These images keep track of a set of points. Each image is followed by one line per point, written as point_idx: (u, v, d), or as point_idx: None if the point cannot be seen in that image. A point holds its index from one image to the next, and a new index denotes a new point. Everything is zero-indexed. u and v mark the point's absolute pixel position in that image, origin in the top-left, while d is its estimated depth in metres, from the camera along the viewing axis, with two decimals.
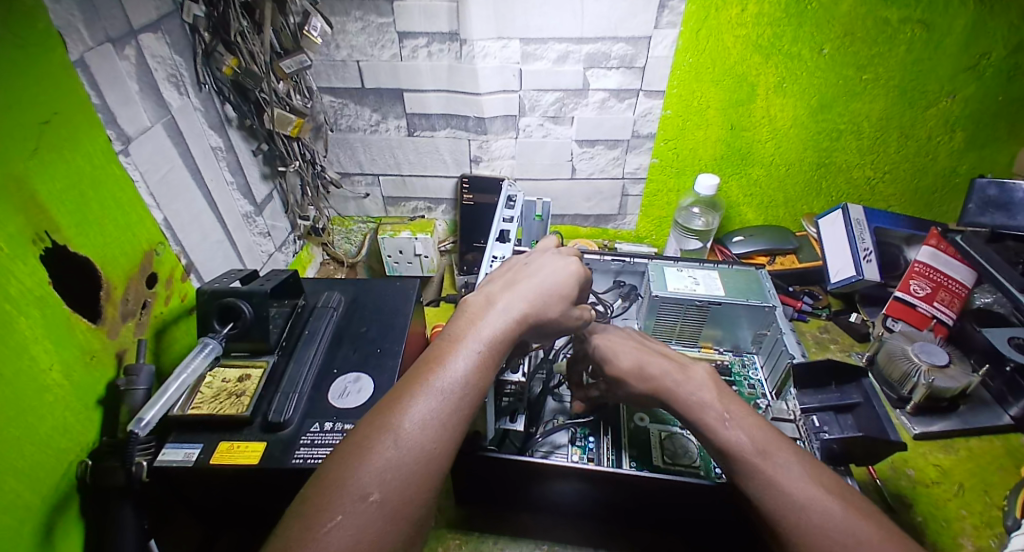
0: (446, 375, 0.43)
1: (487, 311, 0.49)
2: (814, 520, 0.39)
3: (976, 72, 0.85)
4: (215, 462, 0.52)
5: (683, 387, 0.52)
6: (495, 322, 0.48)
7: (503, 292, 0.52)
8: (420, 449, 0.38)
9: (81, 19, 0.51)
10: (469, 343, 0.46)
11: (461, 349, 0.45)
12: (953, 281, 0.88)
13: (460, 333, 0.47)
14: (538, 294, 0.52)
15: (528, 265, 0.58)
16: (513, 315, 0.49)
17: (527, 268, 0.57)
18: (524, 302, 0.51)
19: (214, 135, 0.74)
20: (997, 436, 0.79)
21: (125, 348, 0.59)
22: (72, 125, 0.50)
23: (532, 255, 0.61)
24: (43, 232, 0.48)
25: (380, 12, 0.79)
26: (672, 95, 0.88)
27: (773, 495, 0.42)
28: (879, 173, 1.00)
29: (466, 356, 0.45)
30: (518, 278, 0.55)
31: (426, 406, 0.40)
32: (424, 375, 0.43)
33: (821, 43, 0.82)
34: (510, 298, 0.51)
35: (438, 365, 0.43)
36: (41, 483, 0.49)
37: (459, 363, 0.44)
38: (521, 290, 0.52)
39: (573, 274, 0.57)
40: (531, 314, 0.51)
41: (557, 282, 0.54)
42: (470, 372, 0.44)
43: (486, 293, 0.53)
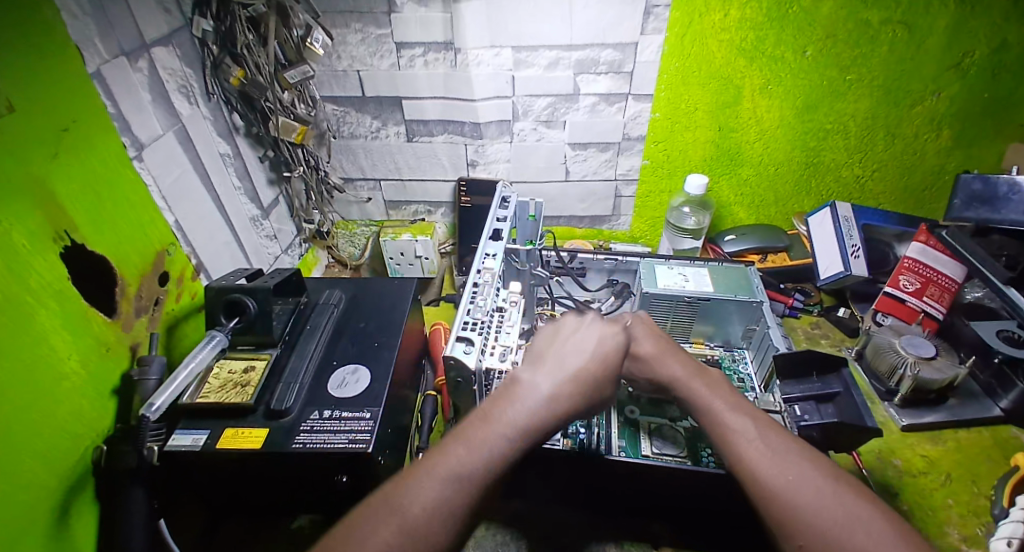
0: (489, 443, 0.39)
1: (536, 383, 0.45)
2: (805, 491, 0.44)
3: (960, 71, 0.88)
4: (221, 446, 0.56)
5: (690, 378, 0.59)
6: (544, 396, 0.43)
7: (559, 366, 0.46)
8: (457, 514, 0.36)
9: (97, 35, 0.56)
10: (499, 426, 0.41)
11: (490, 434, 0.40)
12: (942, 277, 0.91)
13: (506, 402, 0.43)
14: (596, 374, 0.47)
15: (576, 326, 0.51)
16: (562, 394, 0.44)
17: (577, 335, 0.49)
18: (573, 381, 0.45)
19: (222, 143, 0.79)
20: (984, 428, 0.80)
21: (138, 342, 0.63)
22: (87, 132, 0.55)
23: (583, 324, 0.51)
24: (63, 231, 0.52)
25: (378, 24, 0.83)
26: (660, 98, 0.91)
27: (767, 471, 0.47)
28: (868, 171, 1.02)
29: (512, 425, 0.41)
30: (573, 346, 0.48)
31: (466, 474, 0.37)
32: (466, 441, 0.39)
33: (803, 46, 0.85)
34: (562, 375, 0.45)
35: (483, 433, 0.40)
36: (58, 465, 0.52)
37: (505, 433, 0.40)
38: (576, 360, 0.47)
39: (620, 343, 0.49)
40: (578, 394, 0.45)
41: (605, 352, 0.48)
42: (491, 462, 0.39)
43: (538, 359, 0.48)
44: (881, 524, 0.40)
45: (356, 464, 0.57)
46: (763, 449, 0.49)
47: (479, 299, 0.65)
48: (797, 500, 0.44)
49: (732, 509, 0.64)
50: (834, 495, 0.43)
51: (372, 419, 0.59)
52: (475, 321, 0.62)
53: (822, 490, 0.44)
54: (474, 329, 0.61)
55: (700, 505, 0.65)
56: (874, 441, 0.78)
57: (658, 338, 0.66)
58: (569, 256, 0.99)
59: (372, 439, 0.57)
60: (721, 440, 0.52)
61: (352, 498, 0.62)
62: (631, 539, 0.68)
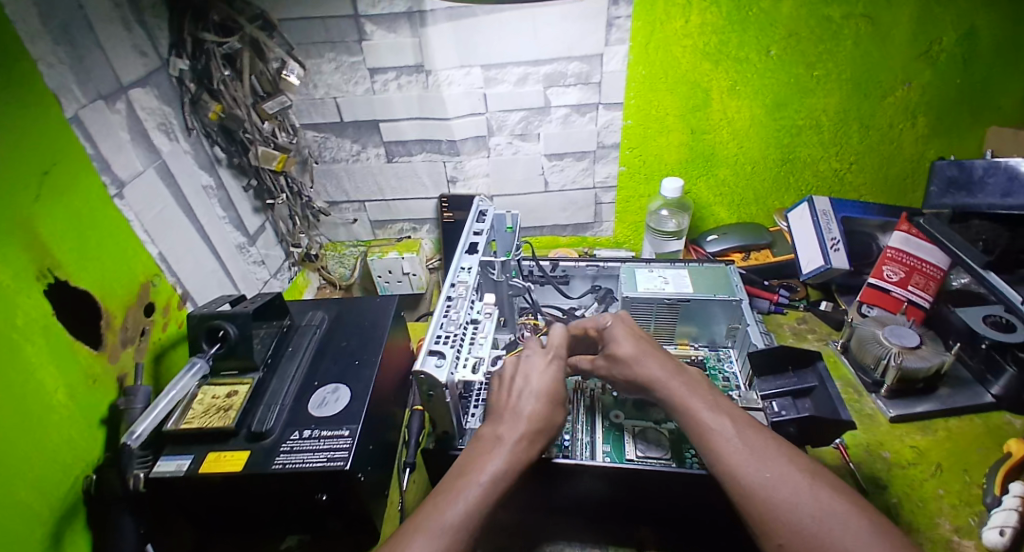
0: (456, 508, 0.47)
1: (491, 450, 0.53)
2: (785, 491, 0.46)
3: (929, 59, 0.88)
4: (204, 470, 0.58)
5: (667, 378, 0.60)
6: (498, 461, 0.51)
7: (507, 430, 0.55)
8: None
9: (74, 81, 0.59)
10: (470, 482, 0.49)
11: (462, 490, 0.49)
12: (926, 264, 0.90)
13: (468, 471, 0.51)
14: (539, 431, 0.55)
15: (516, 374, 0.61)
16: (512, 457, 0.52)
17: (519, 388, 0.59)
18: (522, 441, 0.54)
19: (205, 175, 0.82)
20: (977, 415, 0.79)
21: (125, 372, 0.65)
22: (67, 174, 0.57)
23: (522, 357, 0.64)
24: (46, 269, 0.54)
25: (350, 52, 0.86)
26: (631, 106, 0.93)
27: (748, 471, 0.48)
28: (846, 164, 1.02)
29: (473, 489, 0.49)
30: (518, 407, 0.57)
31: (440, 538, 0.45)
32: (438, 508, 0.47)
33: (767, 46, 0.86)
34: (510, 438, 0.54)
35: (451, 500, 0.48)
36: (48, 495, 0.54)
37: (467, 496, 0.48)
38: (522, 421, 0.55)
39: (551, 380, 0.60)
40: (526, 456, 0.53)
41: (540, 401, 0.57)
42: (466, 514, 0.47)
43: (493, 427, 0.56)
44: (856, 518, 0.43)
45: (334, 481, 0.58)
46: (743, 449, 0.50)
47: (453, 312, 0.67)
48: (776, 495, 0.46)
49: (714, 509, 0.63)
50: (811, 490, 0.45)
51: (350, 436, 0.61)
52: (447, 335, 0.63)
53: (801, 487, 0.46)
54: (446, 342, 0.62)
55: (682, 506, 0.65)
56: (862, 434, 0.77)
57: (639, 339, 0.66)
58: (551, 266, 0.99)
59: (350, 456, 0.58)
60: (699, 440, 0.54)
61: (337, 515, 0.63)
62: (616, 544, 0.68)
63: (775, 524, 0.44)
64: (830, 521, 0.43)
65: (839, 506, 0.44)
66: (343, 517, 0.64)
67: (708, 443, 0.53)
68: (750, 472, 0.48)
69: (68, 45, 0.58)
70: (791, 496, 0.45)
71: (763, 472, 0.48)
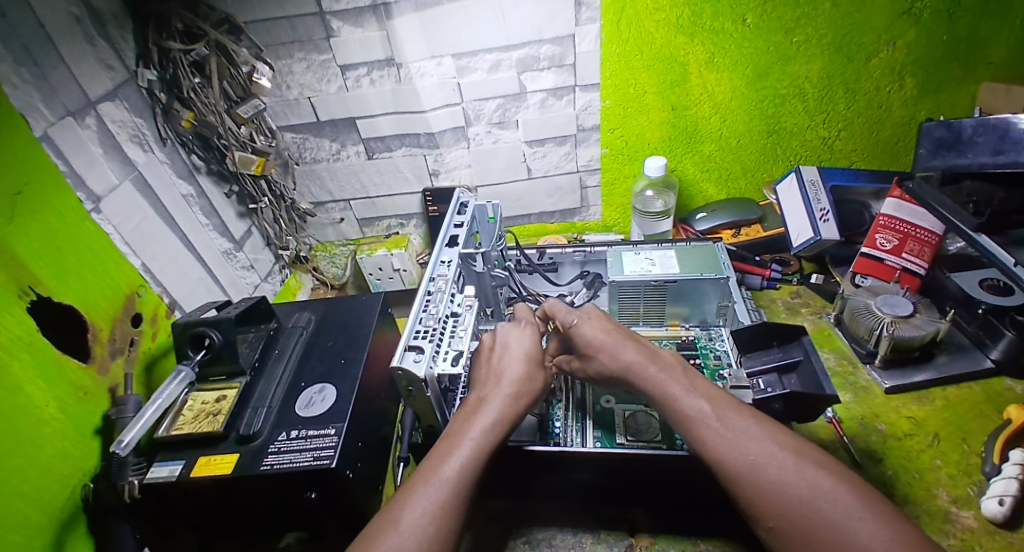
0: (452, 460, 0.49)
1: (480, 409, 0.55)
2: (771, 471, 0.43)
3: (913, 16, 0.85)
4: (195, 474, 0.59)
5: (641, 366, 0.57)
6: (487, 417, 0.54)
7: (493, 392, 0.57)
8: (437, 518, 0.45)
9: (40, 100, 0.60)
10: (443, 473, 0.48)
11: (435, 479, 0.48)
12: (920, 230, 0.87)
13: (460, 429, 0.53)
14: (522, 390, 0.58)
15: (496, 345, 0.64)
16: (500, 413, 0.55)
17: (501, 356, 0.62)
18: (508, 399, 0.56)
19: (184, 184, 0.83)
20: (976, 382, 0.77)
21: (116, 383, 0.66)
22: (41, 192, 0.58)
23: (502, 338, 0.65)
24: (27, 287, 0.55)
25: (319, 50, 0.86)
26: (608, 86, 0.91)
27: (730, 454, 0.45)
28: (834, 131, 0.99)
29: (466, 443, 0.51)
30: (501, 372, 0.60)
31: (438, 489, 0.47)
32: (434, 464, 0.49)
33: (743, 14, 0.84)
34: (496, 398, 0.56)
35: (447, 454, 0.50)
36: (47, 505, 0.55)
37: (461, 451, 0.50)
38: (505, 382, 0.58)
39: (533, 346, 0.64)
40: (513, 412, 0.56)
41: (523, 363, 0.61)
42: (439, 506, 0.45)
43: (479, 391, 0.59)
44: (846, 495, 0.40)
45: (322, 480, 0.59)
46: (723, 429, 0.47)
47: (432, 307, 0.67)
48: (763, 476, 0.43)
49: (704, 490, 0.63)
50: (796, 468, 0.42)
51: (337, 435, 0.61)
52: (426, 329, 0.63)
53: (784, 466, 0.43)
54: (425, 337, 0.62)
55: (671, 488, 0.65)
56: (856, 407, 0.77)
57: (609, 332, 0.63)
58: (538, 254, 1.00)
59: (336, 454, 0.59)
60: (680, 428, 0.51)
61: (331, 513, 0.64)
62: (608, 528, 0.68)
63: (764, 506, 0.42)
64: (818, 501, 0.40)
65: (827, 482, 0.41)
66: (335, 515, 0.65)
67: (687, 429, 0.50)
68: (732, 453, 0.45)
69: (31, 65, 0.59)
70: (777, 475, 0.42)
71: (746, 453, 0.45)
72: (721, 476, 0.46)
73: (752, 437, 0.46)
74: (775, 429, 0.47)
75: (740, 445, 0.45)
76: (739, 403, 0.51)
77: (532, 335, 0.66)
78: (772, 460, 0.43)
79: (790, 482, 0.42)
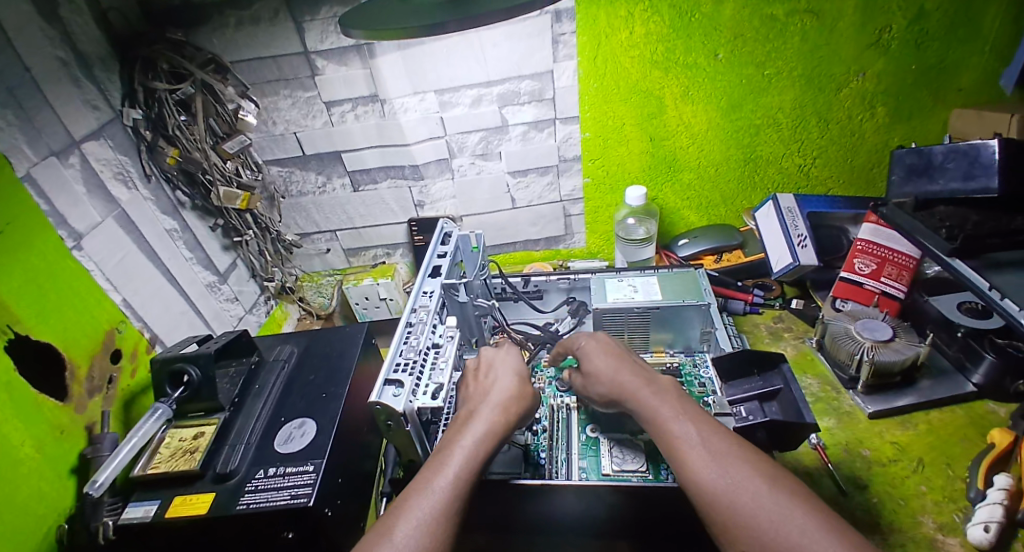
0: (446, 470, 0.48)
1: (470, 421, 0.55)
2: (745, 499, 0.41)
3: (880, 48, 0.88)
4: (170, 515, 0.57)
5: (637, 389, 0.56)
6: (477, 427, 0.53)
7: (482, 405, 0.57)
8: (432, 530, 0.43)
9: (25, 142, 0.61)
10: (427, 492, 0.46)
11: (419, 499, 0.45)
12: (899, 255, 0.88)
13: (452, 441, 0.52)
14: (512, 400, 0.58)
15: (481, 367, 0.65)
16: (490, 423, 0.54)
17: (487, 374, 0.63)
18: (497, 410, 0.56)
19: (168, 219, 0.84)
20: (959, 406, 0.79)
21: (93, 421, 0.64)
22: (23, 231, 0.58)
23: (490, 360, 0.66)
24: (5, 325, 0.55)
25: (305, 87, 0.89)
26: (588, 119, 0.94)
27: (710, 479, 0.43)
28: (810, 159, 1.02)
29: (457, 455, 0.50)
30: (491, 387, 0.60)
31: (433, 500, 0.45)
32: (426, 475, 0.48)
33: (715, 49, 0.87)
34: (485, 410, 0.56)
35: (441, 465, 0.49)
36: (21, 548, 0.53)
37: (453, 463, 0.49)
38: (495, 395, 0.59)
39: (518, 361, 0.65)
40: (503, 423, 0.55)
41: (514, 376, 0.62)
42: (425, 527, 0.43)
43: (468, 406, 0.59)
44: (816, 522, 0.38)
45: (300, 519, 0.57)
46: (708, 453, 0.45)
47: (412, 339, 0.67)
48: (739, 501, 0.41)
49: (690, 524, 0.62)
50: (772, 497, 0.40)
51: (315, 471, 0.60)
52: (406, 362, 0.63)
53: (760, 495, 0.41)
54: (405, 370, 0.62)
55: (657, 522, 0.64)
56: (841, 433, 0.78)
57: (613, 353, 0.63)
58: (523, 282, 1.01)
59: (314, 492, 0.58)
60: (667, 453, 0.49)
61: None
62: None
63: (740, 531, 0.40)
64: (790, 528, 0.38)
65: (800, 508, 0.39)
66: None
67: (673, 455, 0.48)
68: (712, 478, 0.43)
69: (16, 107, 0.60)
70: (752, 502, 0.40)
71: (725, 476, 0.43)
72: (699, 503, 0.44)
73: (734, 461, 0.44)
74: (759, 457, 0.45)
75: (720, 469, 0.43)
76: (724, 428, 0.49)
77: (515, 356, 0.66)
78: (752, 488, 0.41)
79: (768, 509, 0.40)
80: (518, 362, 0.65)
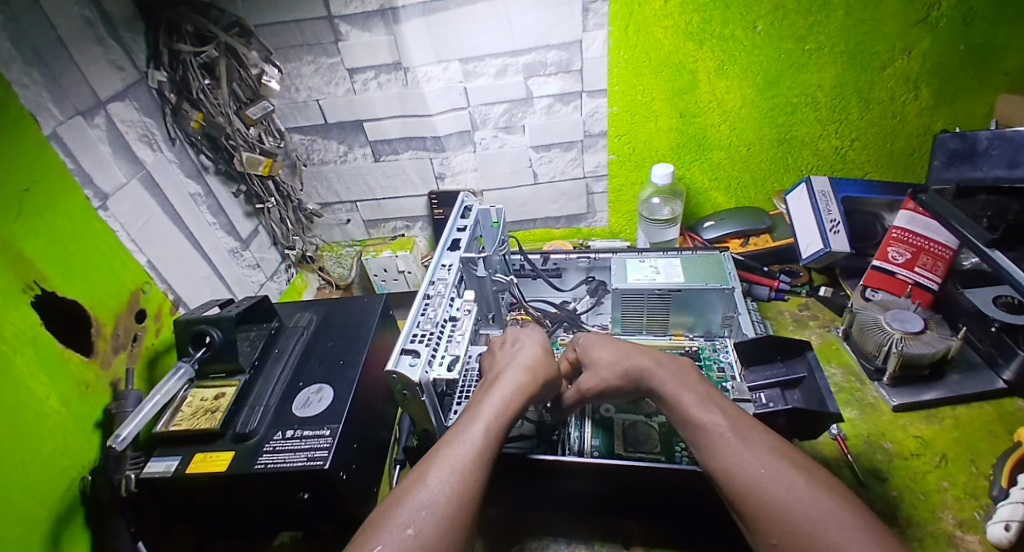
0: (477, 425, 0.49)
1: (497, 382, 0.55)
2: (780, 490, 0.40)
3: (928, 25, 0.82)
4: (191, 470, 0.60)
5: (656, 368, 0.56)
6: (505, 388, 0.54)
7: (509, 367, 0.57)
8: (464, 476, 0.44)
9: (50, 100, 0.61)
10: (457, 448, 0.47)
11: (450, 455, 0.46)
12: (934, 244, 0.85)
13: (481, 400, 0.53)
14: (538, 363, 0.58)
15: (507, 339, 0.65)
16: (517, 382, 0.55)
17: (512, 344, 0.63)
18: (523, 372, 0.56)
19: (192, 183, 0.85)
20: (987, 402, 0.76)
21: (118, 378, 0.66)
22: (50, 191, 0.60)
23: (515, 333, 0.65)
24: (32, 282, 0.56)
25: (328, 53, 0.87)
26: (616, 92, 0.91)
27: (741, 467, 0.43)
28: (847, 141, 0.97)
29: (489, 413, 0.51)
30: (518, 352, 0.61)
31: (465, 449, 0.47)
32: (460, 428, 0.49)
33: (753, 21, 0.83)
34: (512, 371, 0.56)
35: (472, 421, 0.50)
36: (46, 497, 0.55)
37: (483, 421, 0.50)
38: (520, 358, 0.59)
39: (541, 335, 0.65)
40: (532, 383, 0.55)
41: (539, 347, 0.61)
42: (454, 481, 0.44)
43: (495, 369, 0.59)
44: (854, 521, 0.37)
45: (317, 481, 0.59)
46: (736, 440, 0.45)
47: (430, 311, 0.67)
48: (769, 493, 0.40)
49: (702, 507, 0.62)
50: (805, 492, 0.40)
51: (331, 436, 0.61)
52: (423, 333, 0.63)
53: (793, 489, 0.40)
54: (422, 341, 0.62)
55: (669, 503, 0.63)
56: (863, 424, 0.76)
57: (616, 343, 0.63)
58: (542, 259, 0.99)
59: (330, 456, 0.59)
60: (690, 434, 0.48)
61: (323, 515, 0.64)
62: (602, 538, 0.67)
63: (767, 522, 0.39)
64: (825, 523, 0.37)
65: (835, 505, 0.38)
66: (330, 517, 0.65)
67: (698, 440, 0.47)
68: (744, 468, 0.43)
69: (41, 66, 0.61)
70: (787, 494, 0.40)
71: (757, 468, 0.42)
72: (729, 492, 0.43)
73: (764, 453, 0.43)
74: (790, 449, 0.44)
75: (751, 458, 0.43)
76: (754, 418, 0.48)
77: (540, 335, 0.65)
78: (785, 480, 0.41)
79: (801, 502, 0.39)
80: (539, 335, 0.64)
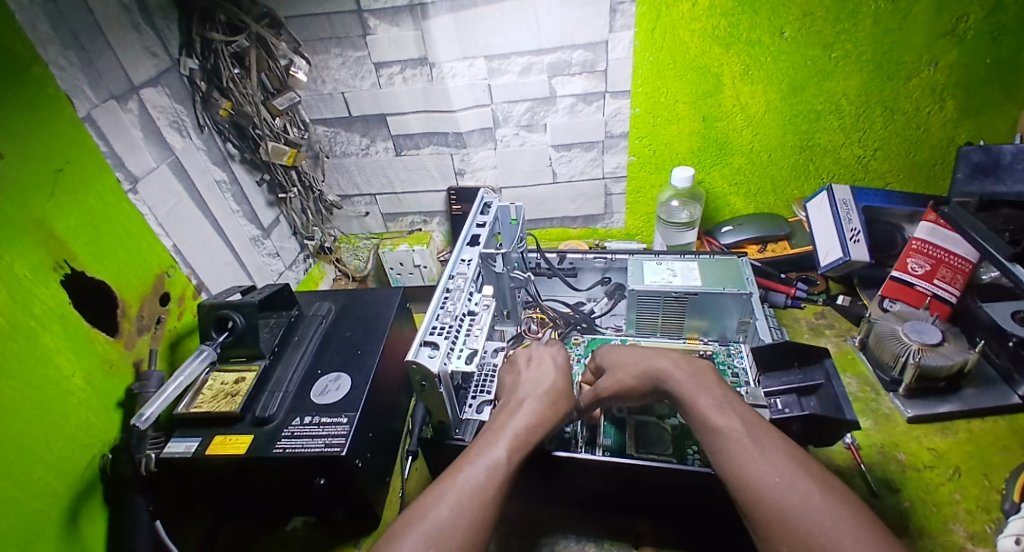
0: (496, 450, 0.49)
1: (518, 409, 0.55)
2: (794, 498, 0.40)
3: (956, 37, 0.81)
4: (210, 452, 0.61)
5: (674, 368, 0.56)
6: (526, 416, 0.54)
7: (531, 395, 0.57)
8: (476, 498, 0.44)
9: (85, 82, 0.63)
10: (473, 472, 0.46)
11: (465, 477, 0.46)
12: (954, 257, 0.85)
13: (501, 425, 0.53)
14: (560, 394, 0.58)
15: (530, 358, 0.65)
16: (538, 412, 0.55)
17: (535, 365, 0.63)
18: (545, 402, 0.56)
19: (217, 170, 0.87)
20: (1003, 416, 0.75)
21: (141, 359, 0.68)
22: (82, 172, 0.61)
23: (538, 353, 0.66)
24: (63, 261, 0.58)
25: (355, 47, 0.88)
26: (639, 94, 0.91)
27: (756, 473, 0.43)
28: (869, 151, 0.97)
29: (507, 438, 0.50)
30: (539, 379, 0.60)
31: (481, 473, 0.46)
32: (478, 451, 0.49)
33: (780, 28, 0.82)
34: (533, 400, 0.56)
35: (490, 445, 0.50)
36: (66, 472, 0.57)
37: (501, 446, 0.49)
38: (542, 386, 0.59)
39: (563, 356, 0.65)
40: (551, 415, 0.55)
41: (561, 372, 0.62)
42: (466, 502, 0.43)
43: (515, 394, 0.59)
44: (868, 535, 0.37)
45: (333, 467, 0.60)
46: (752, 446, 0.45)
47: (449, 304, 0.67)
48: (783, 501, 0.40)
49: (713, 509, 0.62)
50: (820, 503, 0.39)
51: (348, 424, 0.62)
52: (442, 326, 0.63)
53: (807, 498, 0.40)
54: (441, 334, 0.62)
55: (681, 504, 0.64)
56: (876, 434, 0.76)
57: (640, 348, 0.63)
58: (559, 258, 1.00)
59: (346, 443, 0.60)
60: (706, 437, 0.49)
61: (336, 500, 0.65)
62: (612, 537, 0.67)
63: (779, 531, 0.39)
64: (840, 533, 0.37)
65: (850, 518, 0.38)
66: (343, 502, 0.66)
67: (713, 445, 0.47)
68: (758, 475, 0.43)
69: (78, 49, 0.62)
70: (800, 502, 0.39)
71: (772, 476, 0.42)
72: (743, 498, 0.43)
73: (780, 461, 0.43)
74: (808, 459, 0.44)
75: (766, 465, 0.43)
76: (770, 425, 0.48)
77: (562, 358, 0.65)
78: (799, 491, 0.40)
79: (816, 512, 0.39)
80: (563, 359, 0.64)
